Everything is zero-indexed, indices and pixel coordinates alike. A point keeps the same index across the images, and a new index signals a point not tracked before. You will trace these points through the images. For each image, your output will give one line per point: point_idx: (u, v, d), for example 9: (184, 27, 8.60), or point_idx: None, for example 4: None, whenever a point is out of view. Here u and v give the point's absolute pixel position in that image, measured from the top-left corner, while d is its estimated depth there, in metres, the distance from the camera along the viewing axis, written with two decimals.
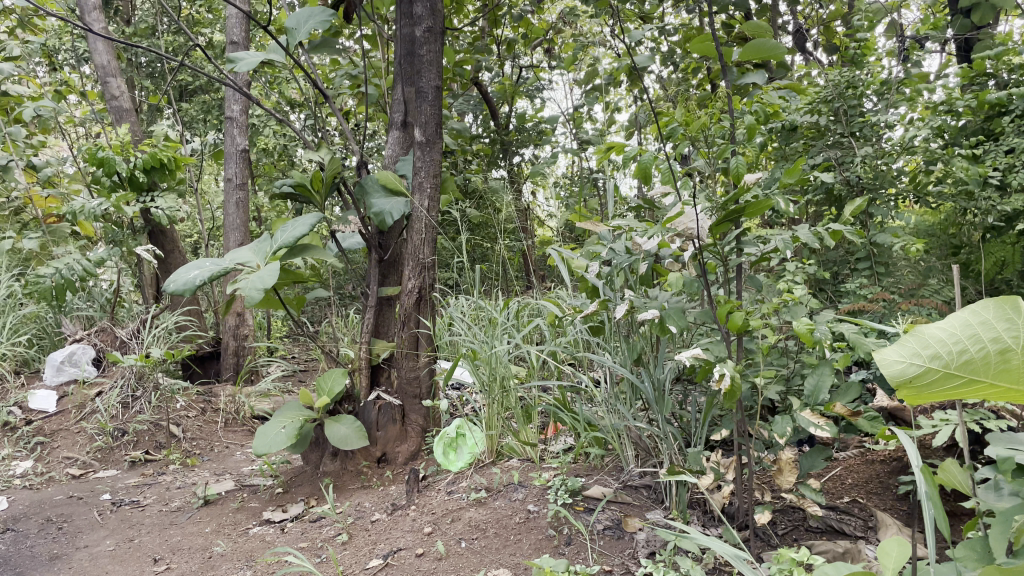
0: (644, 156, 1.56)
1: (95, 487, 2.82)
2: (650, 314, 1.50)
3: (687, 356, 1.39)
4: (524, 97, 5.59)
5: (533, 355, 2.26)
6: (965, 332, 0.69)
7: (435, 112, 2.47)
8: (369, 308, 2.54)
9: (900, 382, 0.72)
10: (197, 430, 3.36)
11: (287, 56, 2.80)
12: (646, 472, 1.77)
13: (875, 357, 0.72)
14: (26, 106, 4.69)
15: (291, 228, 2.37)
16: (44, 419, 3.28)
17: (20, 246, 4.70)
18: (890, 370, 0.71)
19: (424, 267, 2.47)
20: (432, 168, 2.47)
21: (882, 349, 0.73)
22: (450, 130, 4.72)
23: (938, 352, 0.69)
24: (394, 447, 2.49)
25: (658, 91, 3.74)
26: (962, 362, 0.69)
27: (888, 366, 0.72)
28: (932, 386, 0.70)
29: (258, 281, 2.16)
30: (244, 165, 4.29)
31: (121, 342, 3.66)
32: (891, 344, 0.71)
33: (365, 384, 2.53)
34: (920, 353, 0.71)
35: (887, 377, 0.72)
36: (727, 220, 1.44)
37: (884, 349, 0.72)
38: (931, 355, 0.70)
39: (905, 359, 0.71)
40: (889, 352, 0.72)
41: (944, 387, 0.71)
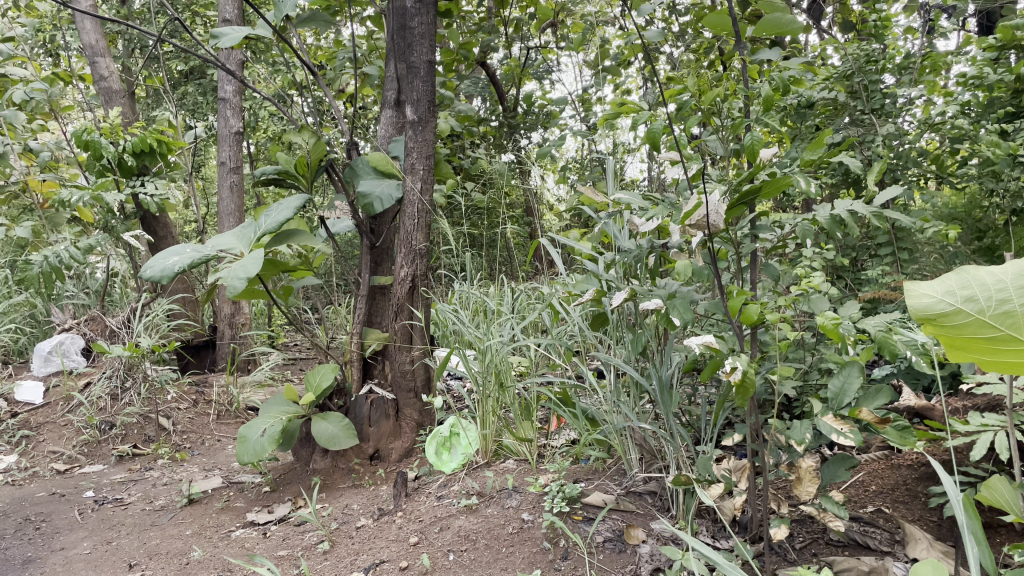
0: (652, 127, 1.41)
1: (79, 483, 2.71)
2: (654, 304, 1.36)
3: (697, 342, 1.25)
4: (531, 78, 5.44)
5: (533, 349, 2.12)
6: (1012, 281, 0.68)
7: (428, 89, 2.32)
8: (360, 298, 2.41)
9: (926, 316, 0.72)
10: (188, 422, 3.24)
11: (275, 32, 2.65)
12: (651, 477, 1.63)
13: (907, 288, 0.73)
14: (17, 89, 4.57)
15: (278, 212, 2.24)
16: (31, 412, 3.17)
17: (13, 232, 4.60)
18: (919, 304, 0.72)
19: (418, 254, 2.33)
20: (425, 148, 2.33)
21: (917, 285, 0.73)
22: (454, 112, 4.57)
23: (975, 293, 0.69)
24: (387, 444, 2.38)
25: (669, 71, 3.59)
26: (1000, 311, 0.68)
27: (918, 300, 0.72)
28: (962, 329, 0.69)
29: (242, 271, 2.01)
30: (238, 148, 4.15)
31: (111, 331, 3.55)
32: (928, 279, 0.71)
33: (356, 378, 2.41)
34: (954, 293, 0.70)
35: (914, 309, 0.72)
36: (741, 204, 1.28)
37: (918, 283, 0.72)
38: (966, 297, 0.69)
39: (936, 295, 0.71)
40: (925, 288, 0.72)
41: (970, 332, 0.70)
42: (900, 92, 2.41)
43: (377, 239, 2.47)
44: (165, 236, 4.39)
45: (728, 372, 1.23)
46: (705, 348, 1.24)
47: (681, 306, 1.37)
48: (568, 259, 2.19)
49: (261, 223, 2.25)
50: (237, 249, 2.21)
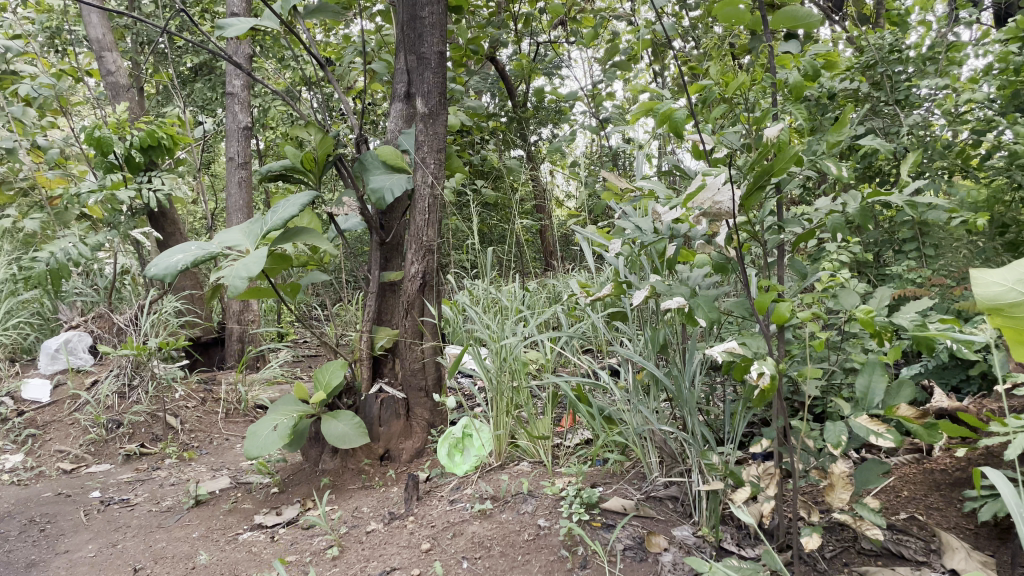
0: (675, 113, 1.36)
1: (85, 483, 2.67)
2: (675, 302, 1.30)
3: (720, 350, 1.19)
4: (542, 74, 5.38)
5: (547, 347, 2.07)
6: None
7: (439, 81, 2.27)
8: (370, 295, 2.36)
9: (990, 300, 0.93)
10: (196, 421, 3.20)
11: (283, 24, 2.60)
12: (671, 481, 1.57)
13: (975, 278, 0.94)
14: (25, 84, 4.54)
15: (284, 208, 2.19)
16: (38, 410, 3.14)
17: (21, 229, 4.57)
18: (987, 290, 0.93)
19: (428, 250, 2.28)
20: (435, 142, 2.27)
21: (985, 275, 0.94)
22: (464, 107, 4.52)
23: None
24: (398, 444, 2.33)
25: (681, 66, 3.52)
26: None
27: (987, 287, 0.93)
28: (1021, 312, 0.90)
29: (244, 270, 1.96)
30: (246, 143, 4.11)
31: (118, 328, 3.52)
32: (994, 270, 0.92)
33: (366, 377, 2.36)
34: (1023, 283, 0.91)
35: (981, 294, 0.94)
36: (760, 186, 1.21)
37: (987, 274, 0.93)
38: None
39: (1005, 284, 0.92)
40: (992, 278, 0.93)
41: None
42: (925, 81, 2.34)
43: (386, 235, 2.42)
44: (173, 232, 4.35)
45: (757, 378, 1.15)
46: (728, 355, 1.19)
47: (703, 304, 1.31)
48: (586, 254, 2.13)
49: (267, 219, 2.19)
50: (242, 246, 2.16)
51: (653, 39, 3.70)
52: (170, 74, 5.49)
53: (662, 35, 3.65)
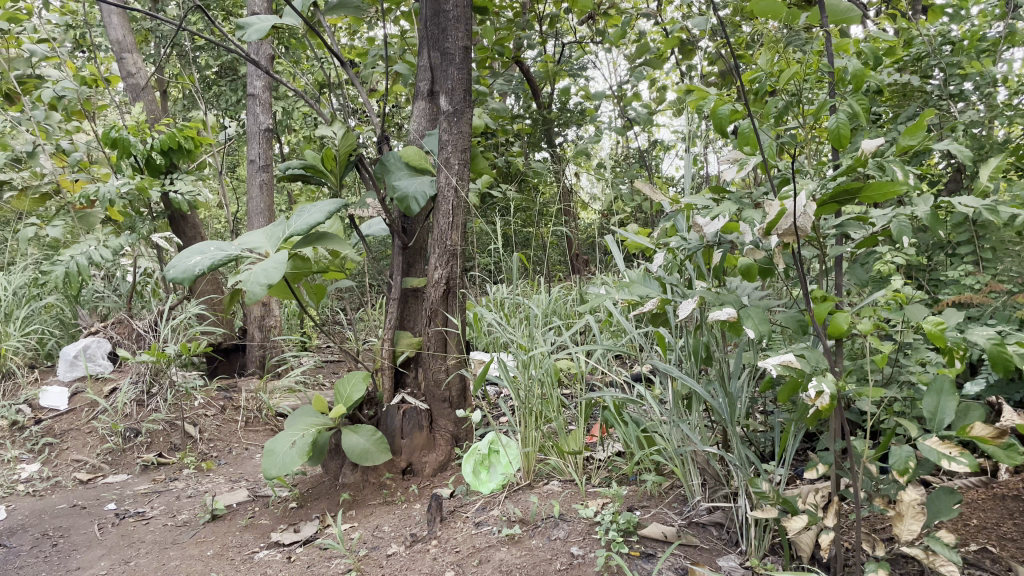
0: (722, 111, 1.26)
1: (102, 494, 2.60)
2: (726, 313, 1.18)
3: (776, 363, 1.07)
4: (567, 76, 5.27)
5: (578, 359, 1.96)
6: None
7: (464, 78, 2.17)
8: (392, 301, 2.27)
9: None
10: (215, 430, 3.13)
11: (303, 21, 2.52)
12: (716, 505, 1.45)
13: None
14: (47, 88, 4.51)
15: (307, 214, 2.08)
16: (56, 418, 3.07)
17: (43, 234, 4.53)
18: None
19: (452, 254, 2.18)
20: (460, 141, 2.17)
21: None
22: (488, 109, 4.41)
23: None
24: (420, 457, 2.24)
25: (711, 66, 3.39)
26: None
27: None
28: None
29: (262, 276, 1.88)
30: (267, 146, 4.04)
31: (138, 334, 3.46)
32: None
33: (387, 387, 2.27)
34: None
35: None
36: (833, 202, 1.12)
37: None
38: None
39: None
40: None
41: None
42: (979, 75, 2.20)
43: (409, 239, 2.33)
44: (194, 237, 4.29)
45: (815, 397, 1.04)
46: (783, 368, 1.07)
47: (755, 315, 1.19)
48: (616, 258, 2.01)
49: (290, 222, 2.10)
50: (262, 249, 2.07)
51: (681, 36, 3.58)
52: (192, 77, 5.44)
53: (691, 34, 3.53)
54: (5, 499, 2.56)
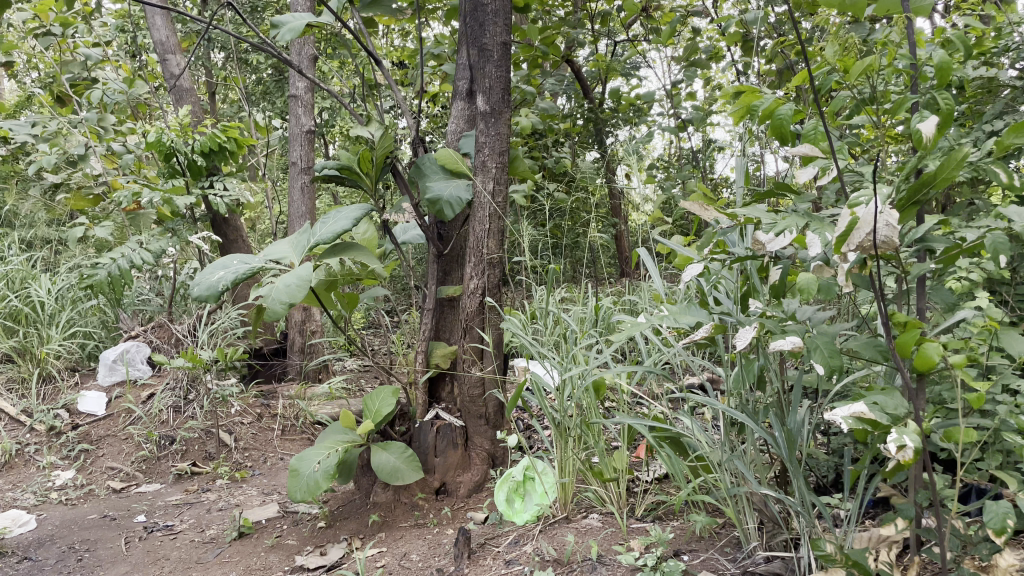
0: (781, 110, 1.11)
1: (133, 505, 2.55)
2: (791, 341, 1.03)
3: (845, 414, 0.96)
4: (619, 75, 5.11)
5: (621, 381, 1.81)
6: None
7: (502, 75, 2.05)
8: (426, 312, 2.16)
9: None
10: (251, 438, 3.06)
11: (337, 18, 2.42)
12: (772, 552, 1.30)
13: None
14: (97, 89, 4.51)
15: (332, 220, 2.00)
16: (92, 424, 3.04)
17: (92, 235, 4.53)
18: None
19: (489, 263, 2.06)
20: (497, 143, 2.04)
21: None
22: (536, 109, 4.28)
23: None
24: (455, 477, 2.12)
25: (771, 62, 3.21)
26: None
27: None
28: None
29: (283, 293, 1.78)
30: (310, 148, 3.97)
31: (177, 339, 3.41)
32: None
33: (421, 402, 2.15)
34: None
35: None
36: (913, 204, 0.99)
37: None
38: None
39: None
40: None
41: None
42: None
43: (445, 245, 2.21)
44: (236, 239, 4.25)
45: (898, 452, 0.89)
46: (855, 421, 0.96)
47: (824, 345, 1.04)
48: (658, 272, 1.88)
49: (314, 231, 2.00)
50: (287, 259, 1.97)
51: (739, 33, 3.42)
52: (242, 78, 5.42)
53: (748, 30, 3.35)
54: (38, 507, 2.52)
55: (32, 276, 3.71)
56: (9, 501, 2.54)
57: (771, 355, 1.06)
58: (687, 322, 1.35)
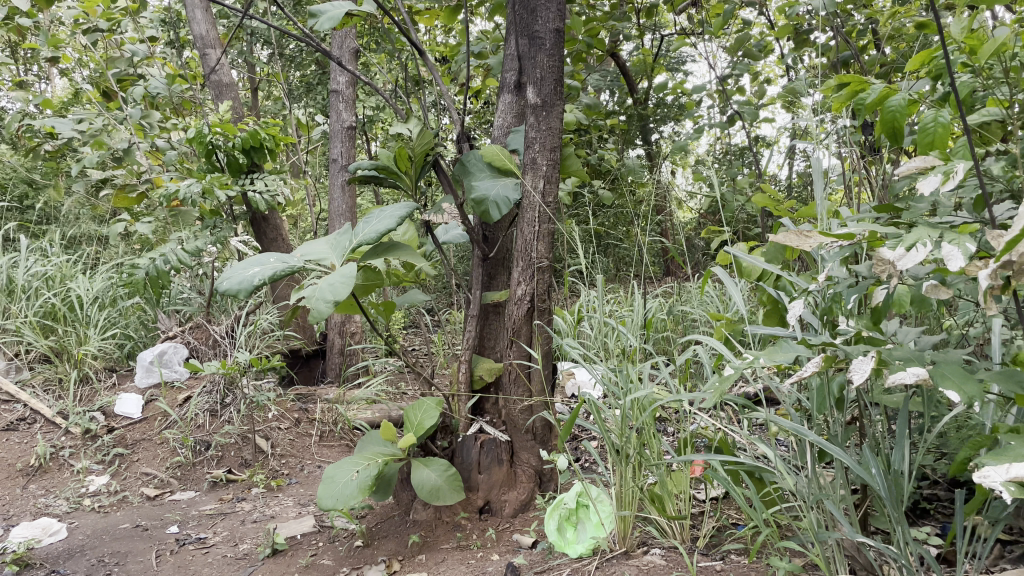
0: (896, 102, 1.06)
1: (167, 514, 2.46)
2: (915, 374, 0.94)
3: (1004, 480, 0.83)
4: (665, 69, 4.95)
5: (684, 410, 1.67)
6: None
7: (554, 66, 1.91)
8: (470, 319, 2.03)
9: None
10: (289, 444, 2.95)
11: (380, 8, 2.29)
12: None
13: None
14: (139, 85, 4.47)
15: (377, 220, 1.87)
16: (128, 427, 2.97)
17: (132, 234, 4.49)
18: None
19: (539, 267, 1.92)
20: (549, 139, 1.90)
21: None
22: (580, 104, 4.14)
23: None
24: (500, 495, 1.99)
25: (828, 54, 3.04)
26: None
27: None
28: None
29: (329, 291, 1.65)
30: (350, 144, 3.87)
31: (215, 340, 3.32)
32: None
33: (465, 415, 2.02)
34: None
35: None
36: None
37: None
38: None
39: None
40: None
41: None
42: None
43: (490, 248, 2.08)
44: (275, 238, 4.17)
45: None
46: (1018, 487, 0.83)
47: (953, 374, 0.95)
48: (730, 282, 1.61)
49: (357, 231, 1.88)
50: (328, 260, 1.84)
51: (791, 24, 3.26)
52: (283, 74, 5.37)
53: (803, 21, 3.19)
54: (70, 515, 2.45)
55: (71, 274, 3.65)
56: (42, 507, 2.48)
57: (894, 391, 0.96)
58: (785, 358, 1.15)
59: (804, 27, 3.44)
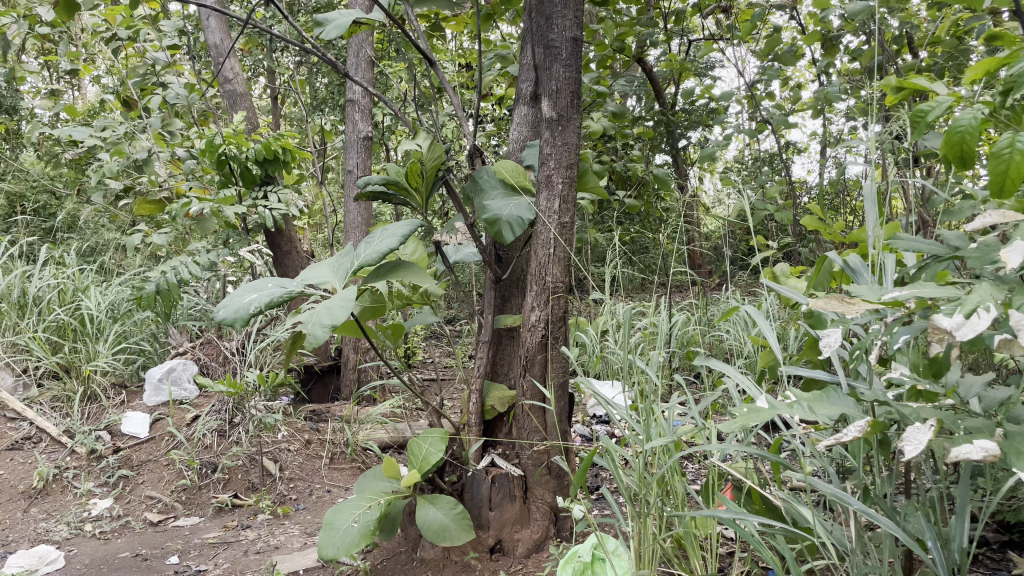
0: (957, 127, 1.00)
1: (169, 542, 2.37)
2: (982, 449, 0.83)
3: None
4: (693, 76, 4.81)
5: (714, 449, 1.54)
6: None
7: (571, 76, 1.78)
8: (482, 345, 1.90)
9: None
10: (298, 467, 2.84)
11: (390, 16, 2.18)
12: None
13: None
14: (158, 93, 4.41)
15: (379, 239, 1.75)
16: (134, 447, 2.88)
17: (149, 244, 4.41)
18: None
19: (554, 293, 1.79)
20: (565, 155, 1.77)
21: None
22: (605, 112, 4.01)
23: None
24: (512, 534, 1.87)
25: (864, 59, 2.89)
26: None
27: None
28: None
29: (327, 316, 1.52)
30: (366, 154, 3.78)
31: (225, 357, 3.24)
32: None
33: (475, 447, 1.89)
34: None
35: None
36: None
37: None
38: None
39: None
40: None
41: None
42: None
43: (504, 270, 1.96)
44: (290, 250, 4.07)
45: None
46: None
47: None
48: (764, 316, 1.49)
49: (360, 250, 1.75)
50: (329, 284, 1.71)
51: (820, 31, 3.12)
52: (304, 82, 5.30)
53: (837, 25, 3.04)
54: (69, 541, 2.37)
55: (83, 287, 3.58)
56: (41, 533, 2.40)
57: (953, 464, 0.86)
58: (829, 412, 1.09)
59: (835, 32, 3.29)
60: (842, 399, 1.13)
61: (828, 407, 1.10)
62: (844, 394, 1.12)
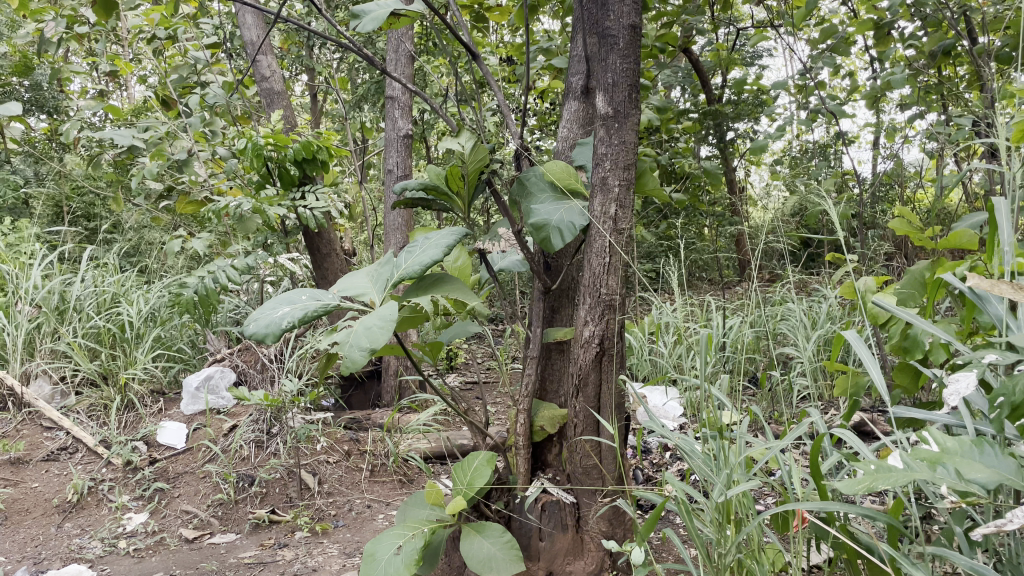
0: None
1: (205, 560, 2.27)
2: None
3: None
4: (742, 65, 4.60)
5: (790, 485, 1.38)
6: None
7: (630, 68, 1.62)
8: (529, 363, 1.75)
9: None
10: (337, 480, 2.74)
11: (429, 6, 2.04)
12: None
13: None
14: (196, 92, 4.34)
15: (420, 249, 1.61)
16: (171, 458, 2.81)
17: (190, 247, 4.35)
18: None
19: (609, 307, 1.63)
20: (623, 154, 1.61)
21: None
22: (651, 105, 3.83)
23: None
24: (564, 566, 1.74)
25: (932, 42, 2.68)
26: None
27: None
28: None
29: (365, 337, 1.38)
30: (406, 153, 3.66)
31: (263, 365, 3.15)
32: None
33: (524, 471, 1.75)
34: None
35: None
36: None
37: None
38: None
39: None
40: None
41: None
42: None
43: (553, 279, 1.81)
44: (329, 252, 3.96)
45: None
46: None
47: None
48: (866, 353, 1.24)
49: (399, 260, 1.61)
50: (368, 297, 1.58)
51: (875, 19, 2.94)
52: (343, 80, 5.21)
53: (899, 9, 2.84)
54: (102, 559, 2.28)
55: (123, 292, 3.53)
56: (75, 550, 2.32)
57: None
58: (980, 477, 0.92)
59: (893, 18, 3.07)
60: (994, 459, 0.95)
61: (979, 468, 0.93)
62: (1000, 452, 0.95)
